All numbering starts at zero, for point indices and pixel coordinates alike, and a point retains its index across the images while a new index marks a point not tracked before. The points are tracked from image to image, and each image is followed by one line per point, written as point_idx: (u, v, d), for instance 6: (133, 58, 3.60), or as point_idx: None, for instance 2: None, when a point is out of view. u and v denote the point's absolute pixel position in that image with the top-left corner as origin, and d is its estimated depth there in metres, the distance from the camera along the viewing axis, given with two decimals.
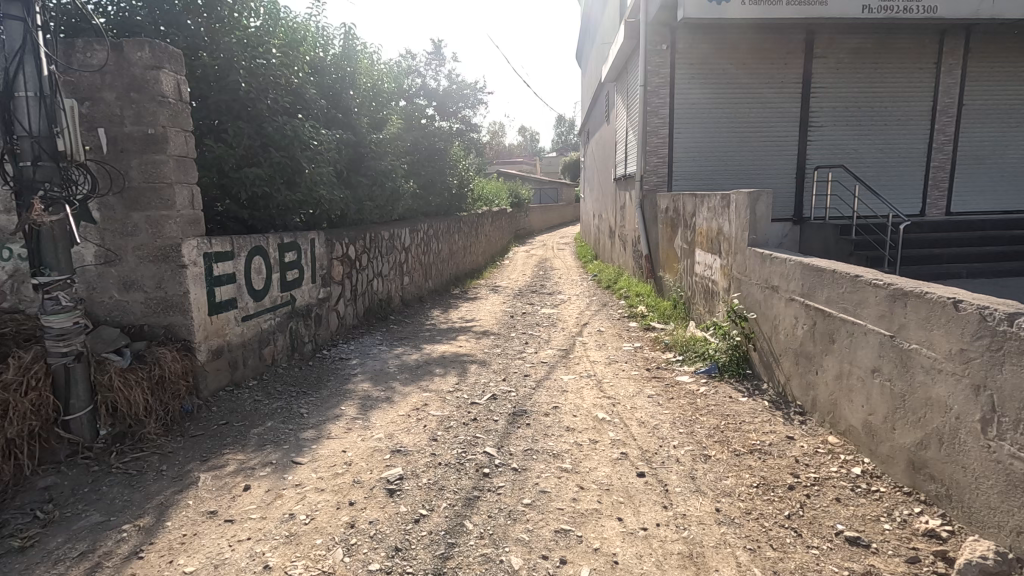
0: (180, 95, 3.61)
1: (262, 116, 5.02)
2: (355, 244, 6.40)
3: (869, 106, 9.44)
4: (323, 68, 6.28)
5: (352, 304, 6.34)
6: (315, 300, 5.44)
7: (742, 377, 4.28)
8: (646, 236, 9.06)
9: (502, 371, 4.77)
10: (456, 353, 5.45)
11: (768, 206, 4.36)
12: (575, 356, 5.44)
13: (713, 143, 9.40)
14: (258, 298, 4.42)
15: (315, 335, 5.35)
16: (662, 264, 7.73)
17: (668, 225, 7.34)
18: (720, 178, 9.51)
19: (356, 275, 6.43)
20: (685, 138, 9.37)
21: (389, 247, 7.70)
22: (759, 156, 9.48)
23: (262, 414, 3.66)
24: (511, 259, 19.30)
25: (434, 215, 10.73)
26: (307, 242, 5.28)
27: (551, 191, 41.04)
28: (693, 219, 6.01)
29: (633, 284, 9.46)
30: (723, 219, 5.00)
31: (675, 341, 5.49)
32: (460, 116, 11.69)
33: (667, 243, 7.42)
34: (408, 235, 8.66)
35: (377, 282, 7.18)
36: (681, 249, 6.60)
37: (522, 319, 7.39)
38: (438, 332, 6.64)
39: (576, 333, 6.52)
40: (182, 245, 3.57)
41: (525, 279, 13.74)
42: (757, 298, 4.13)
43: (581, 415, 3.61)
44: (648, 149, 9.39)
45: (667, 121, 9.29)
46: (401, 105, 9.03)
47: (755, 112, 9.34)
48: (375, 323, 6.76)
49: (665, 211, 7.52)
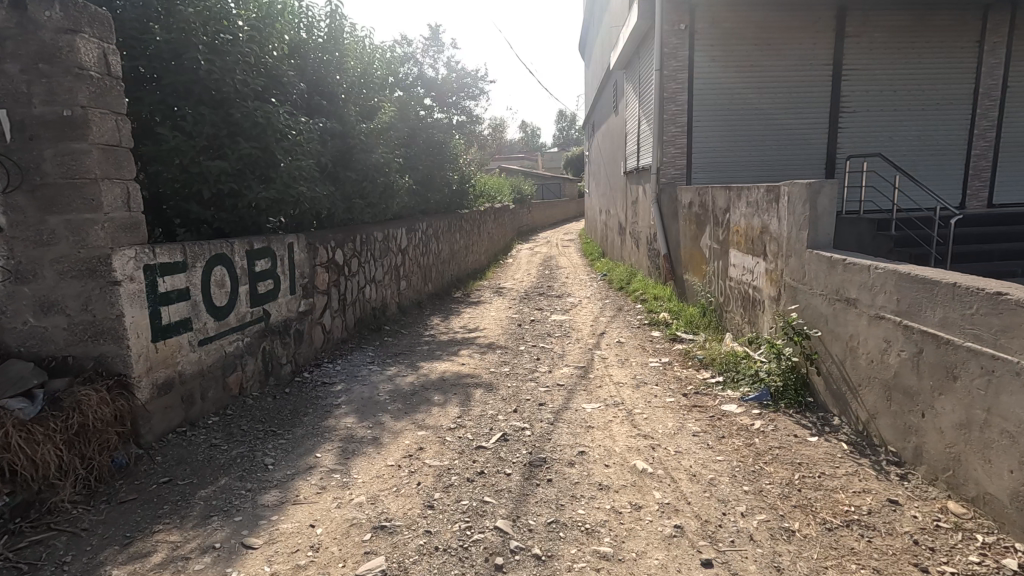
0: (108, 69, 2.87)
1: (228, 101, 4.29)
2: (342, 247, 5.68)
3: (906, 89, 8.63)
4: (303, 49, 5.55)
5: (340, 316, 5.61)
6: (294, 313, 4.71)
7: (804, 407, 3.54)
8: (664, 234, 8.31)
9: (512, 398, 4.05)
10: (458, 373, 4.73)
11: (832, 199, 3.61)
12: (595, 375, 4.71)
13: (735, 132, 8.63)
14: (220, 316, 3.69)
15: (295, 356, 4.62)
16: (686, 266, 6.98)
17: (693, 222, 6.59)
18: (742, 170, 8.74)
19: (344, 282, 5.70)
20: (704, 127, 8.61)
21: (383, 249, 6.96)
22: (785, 146, 8.71)
23: (218, 465, 2.95)
24: (515, 257, 18.55)
25: (434, 214, 9.98)
26: (284, 247, 4.55)
27: (554, 187, 40.22)
28: (728, 216, 5.26)
29: (649, 286, 8.71)
30: (770, 215, 4.24)
31: (712, 357, 4.75)
32: (460, 107, 10.93)
33: (692, 243, 6.67)
34: (405, 235, 7.93)
35: (369, 288, 6.46)
36: (712, 250, 5.84)
37: (530, 328, 6.66)
38: (438, 345, 5.92)
39: (592, 345, 5.79)
40: (114, 256, 2.84)
41: (530, 280, 13.00)
42: (824, 311, 3.38)
43: (614, 464, 2.90)
44: (665, 139, 8.60)
45: (685, 108, 8.51)
46: (395, 93, 8.27)
47: (781, 97, 8.58)
48: (367, 336, 6.04)
49: (689, 206, 6.76)
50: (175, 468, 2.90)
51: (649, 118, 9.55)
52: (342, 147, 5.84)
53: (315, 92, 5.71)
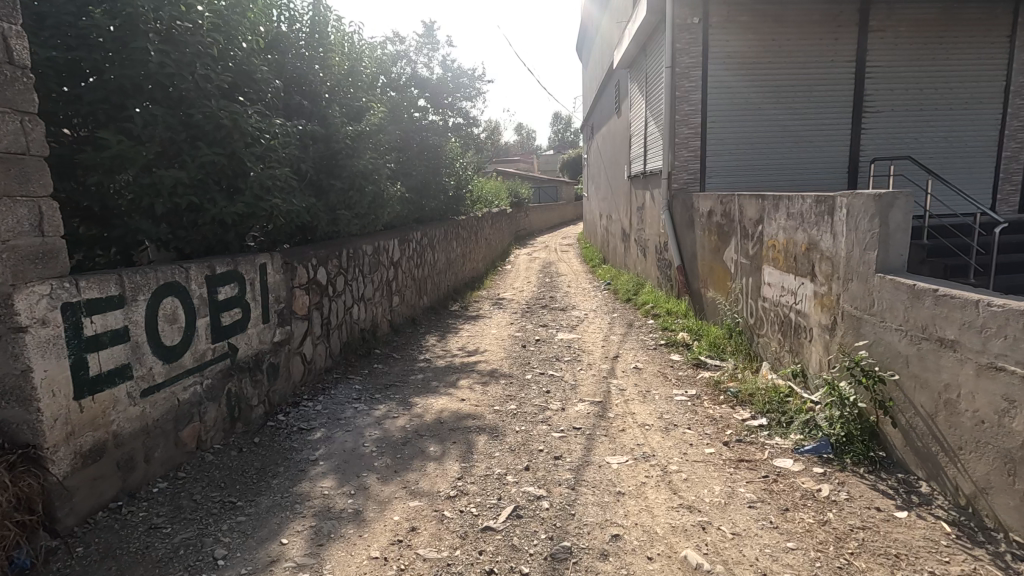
0: (8, 56, 2.25)
1: (188, 100, 3.68)
2: (326, 265, 5.05)
3: (933, 89, 8.07)
4: (281, 42, 4.93)
5: (323, 343, 4.98)
6: (268, 344, 4.08)
7: (877, 464, 2.93)
8: (678, 245, 7.72)
9: (522, 449, 3.43)
10: (457, 413, 4.10)
11: (906, 213, 3.01)
12: (615, 413, 4.11)
13: (751, 134, 8.06)
14: (171, 358, 3.06)
15: (268, 395, 3.99)
16: (706, 281, 6.39)
17: (715, 234, 5.99)
18: (758, 175, 8.17)
19: (328, 304, 5.07)
20: (719, 129, 8.04)
21: (373, 264, 6.34)
22: (805, 149, 8.15)
23: (157, 559, 2.33)
24: (514, 263, 17.95)
25: (428, 223, 9.35)
26: (255, 269, 3.92)
27: (551, 190, 39.65)
28: (762, 228, 4.66)
29: (661, 300, 8.12)
30: (821, 231, 3.64)
31: (748, 393, 4.14)
32: (456, 109, 10.32)
33: (714, 257, 6.08)
34: (397, 247, 7.31)
35: (358, 308, 5.83)
36: (740, 265, 5.23)
37: (535, 351, 6.04)
38: (434, 373, 5.28)
39: (607, 373, 5.17)
40: (16, 295, 2.22)
41: (531, 289, 12.40)
42: (904, 351, 2.78)
43: (659, 555, 2.29)
44: (677, 142, 8.02)
45: (699, 108, 7.94)
46: (387, 94, 7.67)
47: (800, 97, 8.02)
48: (355, 363, 5.40)
49: (709, 217, 6.18)
50: (100, 565, 2.27)
51: (658, 120, 8.98)
52: (326, 152, 5.22)
53: (294, 91, 5.08)
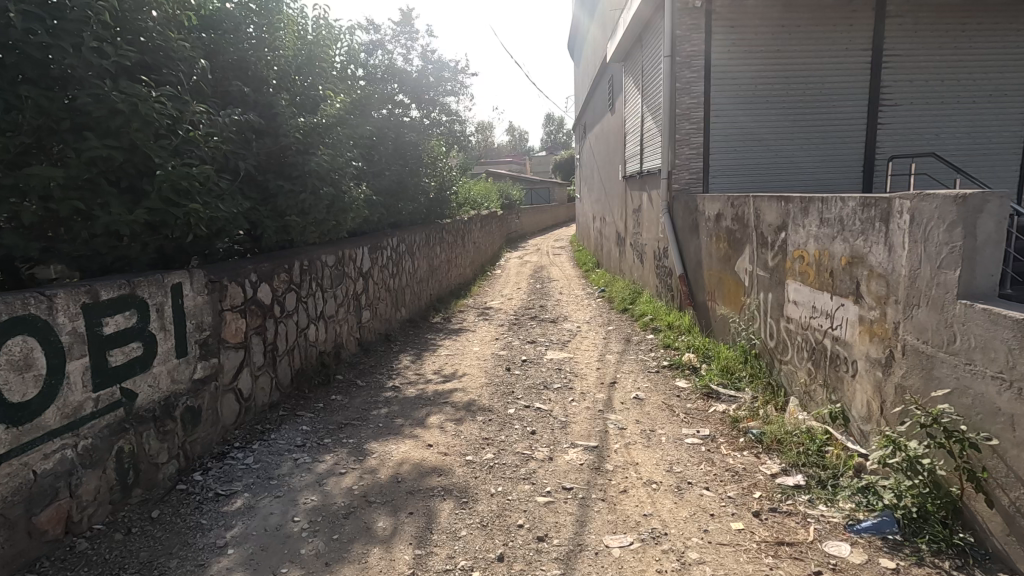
0: None
1: (73, 79, 2.89)
2: (271, 281, 4.27)
3: (955, 80, 7.39)
4: (215, 17, 4.15)
5: (266, 374, 4.19)
6: (185, 384, 3.29)
7: (966, 557, 2.20)
8: (680, 252, 6.99)
9: (496, 526, 2.67)
10: (420, 468, 3.32)
11: (997, 222, 2.29)
12: (614, 464, 3.36)
13: (758, 130, 7.36)
14: (21, 418, 2.28)
15: (184, 447, 3.21)
16: (715, 294, 5.64)
17: (725, 240, 5.28)
18: (766, 175, 7.46)
19: (273, 327, 4.29)
20: (723, 124, 7.32)
21: (335, 277, 5.56)
22: (818, 147, 7.45)
23: None
24: (504, 267, 17.23)
25: (405, 228, 8.54)
26: (165, 292, 3.13)
27: (543, 191, 38.84)
28: (788, 237, 3.91)
29: (661, 312, 7.40)
30: (871, 242, 2.91)
31: (777, 438, 3.40)
32: (437, 103, 9.56)
33: (724, 267, 5.33)
34: (367, 256, 6.52)
35: (315, 329, 5.06)
36: (758, 279, 4.48)
37: (521, 376, 5.27)
38: (400, 406, 4.50)
39: (603, 406, 4.40)
40: None
41: (520, 297, 11.68)
42: (1010, 409, 2.05)
43: None
44: (677, 138, 7.28)
45: (701, 100, 7.21)
46: (356, 85, 6.89)
47: (812, 89, 7.33)
48: (309, 396, 4.62)
49: (718, 222, 5.45)
50: None
51: (656, 116, 8.26)
52: (271, 147, 4.43)
53: (232, 73, 4.29)
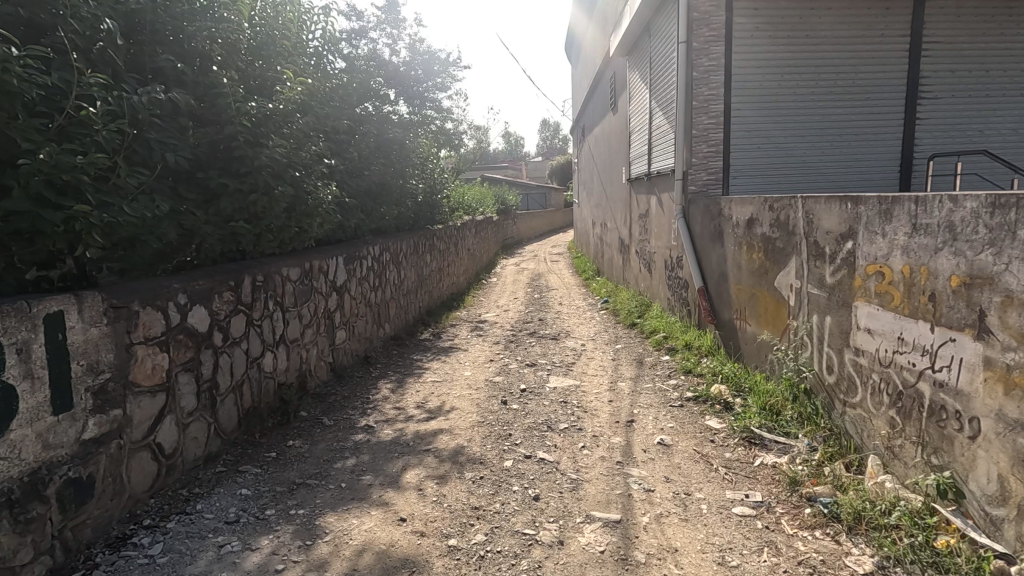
0: None
1: None
2: (208, 302, 3.42)
3: (1002, 71, 6.62)
4: None
5: (201, 420, 3.33)
6: (68, 449, 2.44)
7: None
8: (698, 263, 6.19)
9: None
10: (386, 559, 2.48)
11: None
12: (646, 552, 2.53)
13: (784, 126, 6.58)
14: None
15: (61, 536, 2.35)
16: (747, 314, 4.84)
17: (760, 251, 4.48)
18: (791, 176, 6.68)
19: (211, 360, 3.44)
20: (745, 119, 6.53)
21: (300, 293, 4.73)
22: (850, 144, 6.67)
23: None
24: (499, 275, 16.43)
25: (390, 235, 7.71)
26: (35, 327, 2.28)
27: (540, 197, 38.12)
28: (859, 249, 3.09)
29: (676, 330, 6.60)
30: (1010, 258, 2.10)
31: (860, 515, 2.58)
32: (425, 99, 8.75)
33: (760, 282, 4.53)
34: (342, 268, 5.69)
35: (272, 356, 4.21)
36: (811, 298, 3.67)
37: (520, 412, 4.43)
38: (371, 457, 3.66)
39: (622, 457, 3.56)
40: None
41: (517, 308, 10.85)
42: None
43: None
44: (695, 134, 6.46)
45: (721, 91, 6.41)
46: (331, 73, 6.07)
47: (844, 80, 6.55)
48: (260, 442, 3.76)
49: (751, 229, 4.65)
50: None
51: (668, 111, 7.45)
52: (213, 136, 3.59)
53: (162, 45, 3.46)
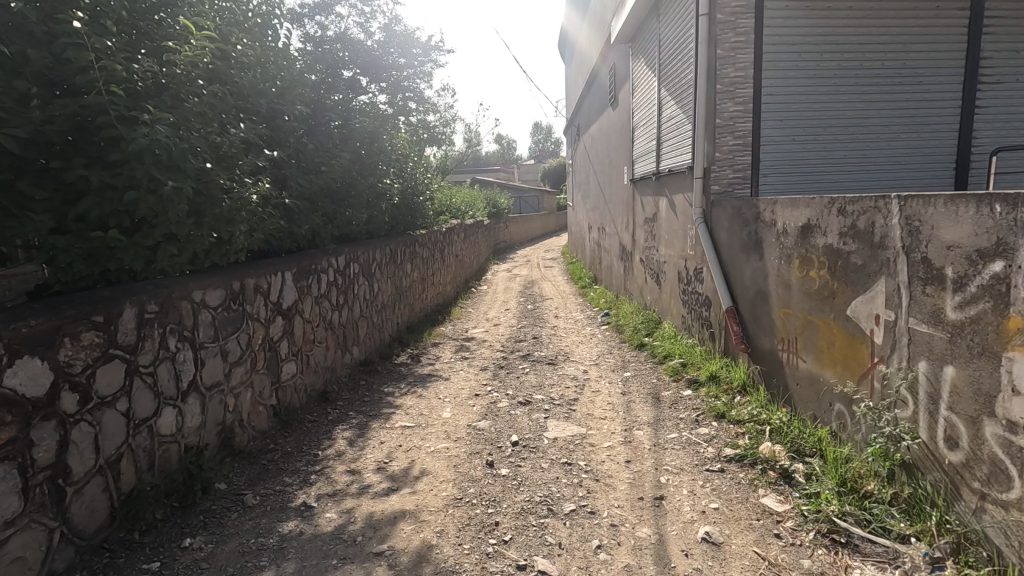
0: None
1: None
2: (49, 351, 2.32)
3: None
4: None
5: (32, 529, 2.24)
6: None
7: None
8: (726, 278, 5.16)
9: None
10: None
11: None
12: None
13: (822, 114, 5.57)
14: None
15: None
16: (799, 346, 3.83)
17: (823, 267, 3.46)
18: (830, 174, 5.67)
19: (54, 435, 2.34)
20: (778, 105, 5.51)
21: (224, 322, 3.64)
22: (898, 136, 5.67)
23: None
24: (489, 282, 15.37)
25: (360, 244, 6.63)
26: None
27: (531, 200, 37.10)
28: (1020, 274, 2.06)
29: (697, 357, 5.56)
30: None
31: None
32: (403, 88, 7.71)
33: (821, 307, 3.52)
34: (291, 286, 4.61)
35: (174, 412, 3.12)
36: (916, 339, 2.64)
37: (511, 482, 3.35)
38: (297, 567, 2.56)
39: (655, 568, 2.50)
40: None
41: (509, 322, 9.81)
42: None
43: None
44: (719, 124, 5.43)
45: (751, 73, 5.39)
46: (282, 47, 5.00)
47: (893, 61, 5.55)
48: (141, 544, 2.66)
49: (809, 239, 3.64)
50: None
51: (684, 100, 6.44)
52: (68, 108, 2.49)
53: None
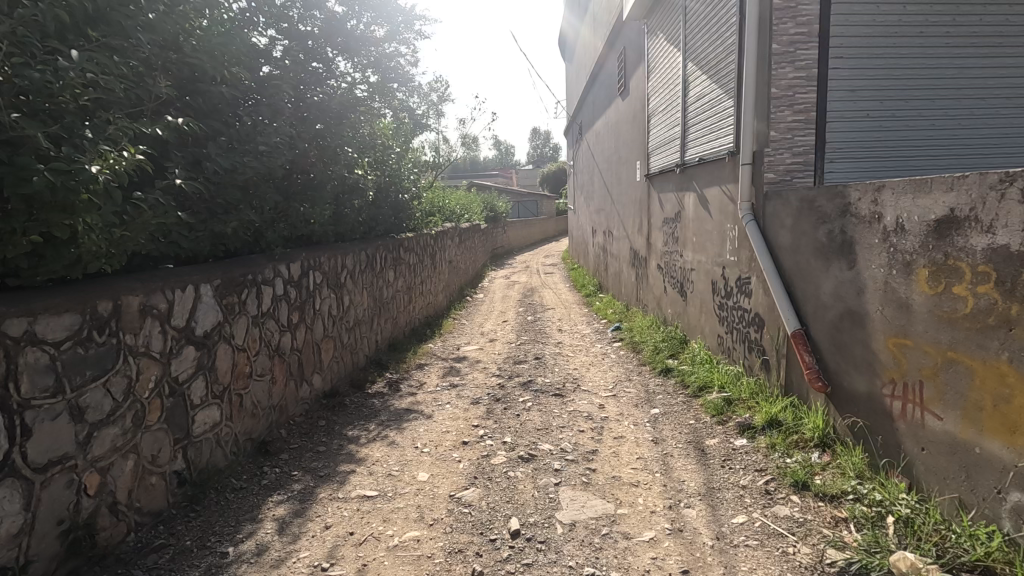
0: None
1: None
2: None
3: None
4: None
5: None
6: None
7: None
8: (788, 291, 3.97)
9: None
10: None
11: None
12: None
13: (904, 83, 4.38)
14: None
15: None
16: (927, 393, 2.64)
17: (991, 282, 2.27)
18: (913, 159, 4.47)
19: None
20: (850, 70, 4.32)
21: (79, 364, 2.43)
22: (999, 110, 4.48)
23: None
24: (485, 290, 14.18)
25: (323, 248, 5.40)
26: None
27: (529, 204, 35.97)
28: None
29: (750, 395, 4.37)
30: None
31: None
32: (382, 67, 6.52)
33: (980, 340, 2.33)
34: (210, 304, 3.40)
35: None
36: None
37: None
38: None
39: None
40: None
41: (506, 337, 8.59)
42: None
43: None
44: (776, 94, 4.26)
45: (818, 28, 4.20)
46: None
47: (995, 15, 4.37)
48: None
49: (955, 239, 2.45)
50: None
51: (721, 71, 5.25)
52: None
53: None
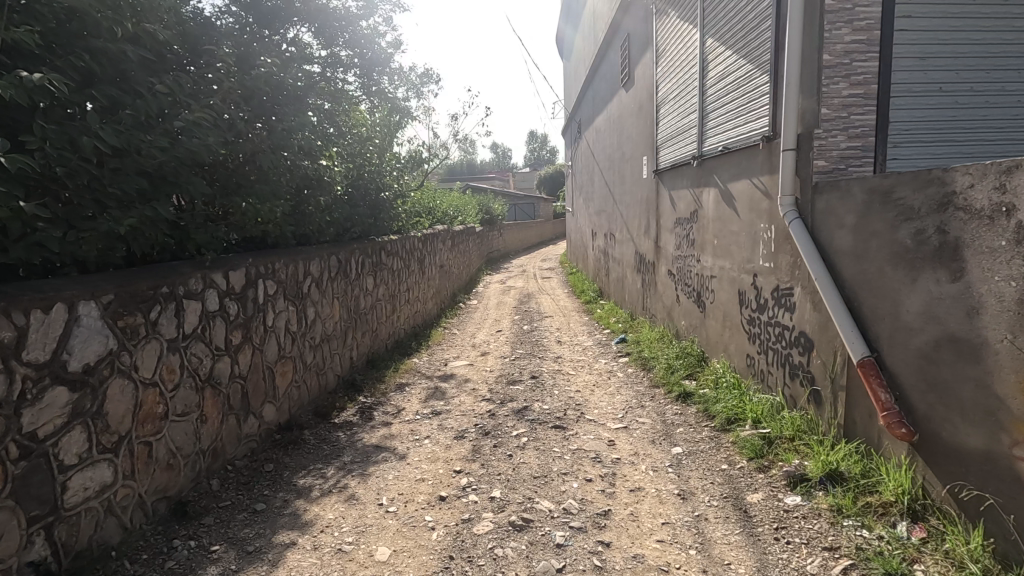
0: None
1: None
2: None
3: None
4: None
5: None
6: None
7: None
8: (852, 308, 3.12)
9: None
10: None
11: None
12: None
13: (985, 50, 3.56)
14: None
15: None
16: None
17: None
18: (993, 144, 3.65)
19: None
20: (922, 32, 3.49)
21: None
22: None
23: None
24: (480, 296, 13.33)
25: (279, 252, 4.55)
26: None
27: (527, 207, 35.12)
28: None
29: (797, 436, 3.54)
30: None
31: None
32: (355, 45, 5.67)
33: None
34: (95, 328, 2.55)
35: None
36: None
37: None
38: None
39: None
40: None
41: (500, 350, 7.73)
42: None
43: None
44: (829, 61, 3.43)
45: None
46: None
47: None
48: None
49: None
50: None
51: (750, 43, 4.43)
52: None
53: None
